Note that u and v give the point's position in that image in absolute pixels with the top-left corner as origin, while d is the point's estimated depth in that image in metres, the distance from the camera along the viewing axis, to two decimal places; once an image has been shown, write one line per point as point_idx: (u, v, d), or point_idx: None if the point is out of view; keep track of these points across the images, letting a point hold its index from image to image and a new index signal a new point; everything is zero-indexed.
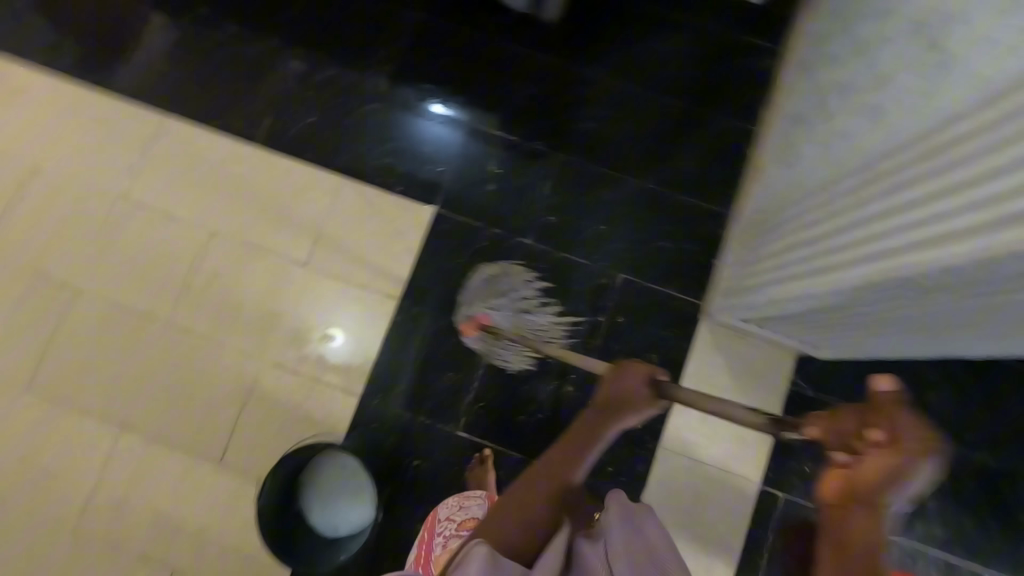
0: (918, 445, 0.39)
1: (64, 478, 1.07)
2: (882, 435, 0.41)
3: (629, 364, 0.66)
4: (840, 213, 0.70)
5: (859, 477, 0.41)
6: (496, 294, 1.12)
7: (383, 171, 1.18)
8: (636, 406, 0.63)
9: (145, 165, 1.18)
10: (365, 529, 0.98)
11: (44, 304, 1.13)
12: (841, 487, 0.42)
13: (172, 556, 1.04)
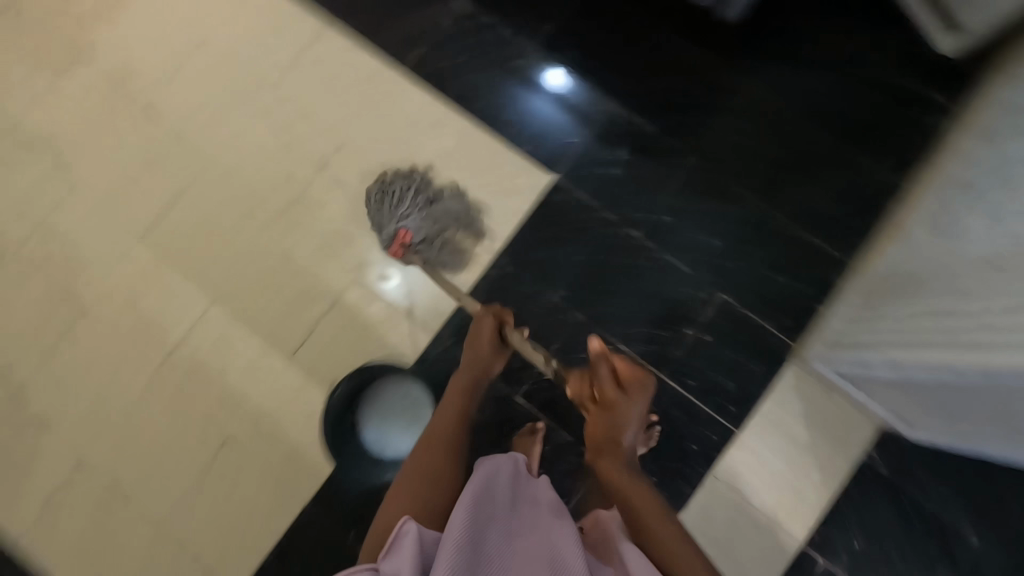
0: (625, 398, 0.80)
1: (155, 328, 1.15)
2: (607, 399, 0.80)
3: (479, 318, 0.94)
4: (986, 294, 0.67)
5: (609, 417, 0.80)
6: (398, 202, 1.02)
7: (512, 127, 1.19)
8: (493, 356, 0.93)
9: (298, 64, 1.22)
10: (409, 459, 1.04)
11: (176, 167, 1.21)
12: (600, 421, 0.81)
13: (227, 426, 1.11)
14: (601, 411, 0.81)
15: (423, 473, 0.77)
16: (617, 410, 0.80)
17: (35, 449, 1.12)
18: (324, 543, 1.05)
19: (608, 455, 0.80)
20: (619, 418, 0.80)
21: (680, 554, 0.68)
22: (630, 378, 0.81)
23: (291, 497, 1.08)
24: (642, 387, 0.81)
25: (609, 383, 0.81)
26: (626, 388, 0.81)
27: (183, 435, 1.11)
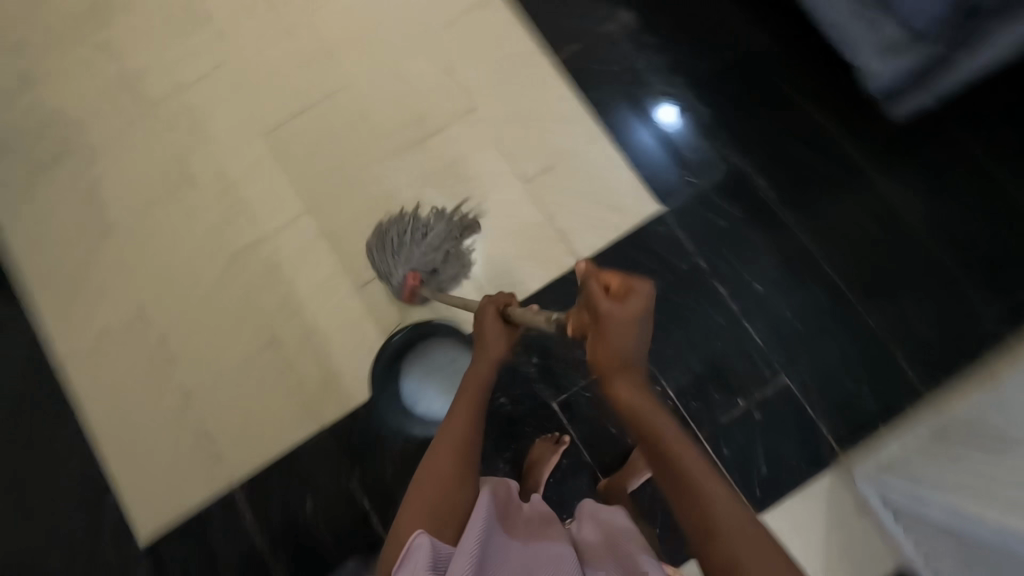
0: (633, 311, 0.63)
1: (248, 217, 1.20)
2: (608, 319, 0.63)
3: (485, 303, 0.84)
4: None
5: (610, 338, 0.64)
6: (394, 252, 1.10)
7: (637, 148, 1.19)
8: (502, 343, 0.81)
9: (460, 21, 1.26)
10: (433, 424, 1.07)
11: (318, 77, 1.26)
12: (601, 347, 0.65)
13: (280, 330, 1.15)
14: (597, 331, 0.65)
15: (439, 479, 0.65)
16: (617, 327, 0.63)
17: (109, 288, 1.20)
18: (329, 469, 1.09)
19: (629, 396, 0.65)
20: (620, 338, 0.63)
21: (724, 503, 0.57)
22: (625, 291, 0.64)
23: (314, 416, 1.11)
24: (642, 298, 0.63)
25: (601, 298, 0.64)
26: (621, 298, 0.64)
27: (238, 324, 1.16)
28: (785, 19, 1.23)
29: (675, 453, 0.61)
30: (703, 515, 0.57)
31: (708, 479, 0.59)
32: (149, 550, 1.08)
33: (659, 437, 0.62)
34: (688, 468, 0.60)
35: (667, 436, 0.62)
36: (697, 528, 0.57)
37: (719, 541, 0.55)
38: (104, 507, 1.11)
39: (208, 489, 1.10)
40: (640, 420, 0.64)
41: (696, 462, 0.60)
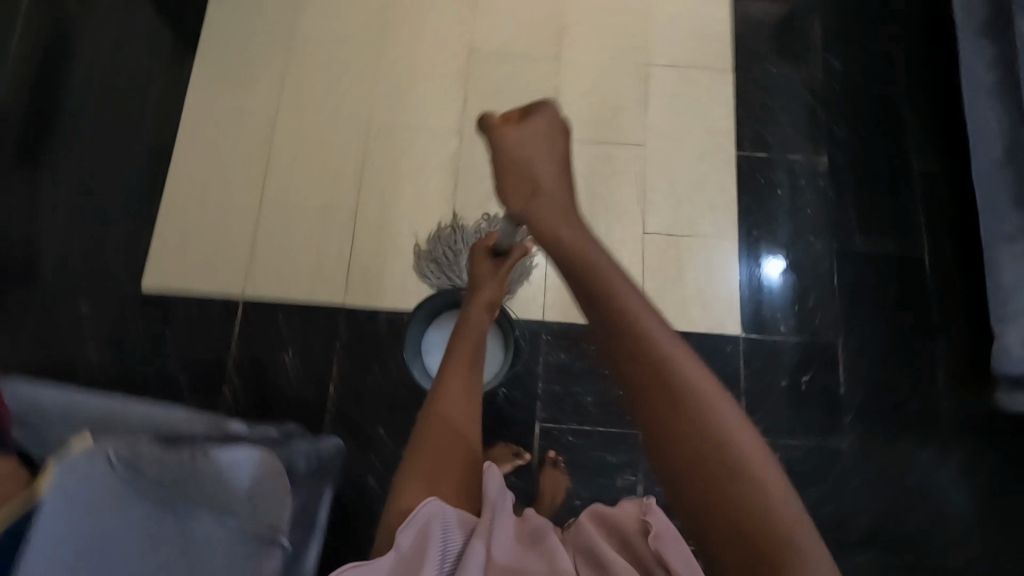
0: (528, 131, 0.59)
1: (403, 98, 1.24)
2: (503, 150, 0.59)
3: (473, 257, 0.88)
4: None
5: (511, 166, 0.59)
6: (446, 268, 1.13)
7: (761, 274, 1.18)
8: (498, 280, 0.85)
9: (681, 68, 1.28)
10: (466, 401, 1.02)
11: (537, 30, 1.29)
12: (506, 185, 0.59)
13: (366, 206, 1.19)
14: (498, 161, 0.60)
15: (442, 440, 0.63)
16: (515, 151, 0.59)
17: (259, 78, 1.26)
18: (323, 342, 1.11)
19: (546, 221, 0.56)
20: (523, 159, 0.59)
21: (682, 354, 0.48)
22: (518, 116, 0.61)
23: (343, 293, 1.14)
24: (537, 118, 0.60)
25: (501, 129, 0.60)
26: (519, 123, 0.60)
27: (338, 177, 1.20)
28: (964, 255, 1.18)
29: (602, 285, 0.51)
30: (665, 382, 0.47)
31: (651, 318, 0.50)
32: (143, 301, 1.13)
33: (574, 250, 0.53)
34: (628, 307, 0.50)
35: (585, 248, 0.53)
36: (659, 398, 0.47)
37: (690, 410, 0.46)
38: (136, 243, 1.17)
39: (221, 288, 1.14)
40: (556, 244, 0.55)
41: (633, 293, 0.51)
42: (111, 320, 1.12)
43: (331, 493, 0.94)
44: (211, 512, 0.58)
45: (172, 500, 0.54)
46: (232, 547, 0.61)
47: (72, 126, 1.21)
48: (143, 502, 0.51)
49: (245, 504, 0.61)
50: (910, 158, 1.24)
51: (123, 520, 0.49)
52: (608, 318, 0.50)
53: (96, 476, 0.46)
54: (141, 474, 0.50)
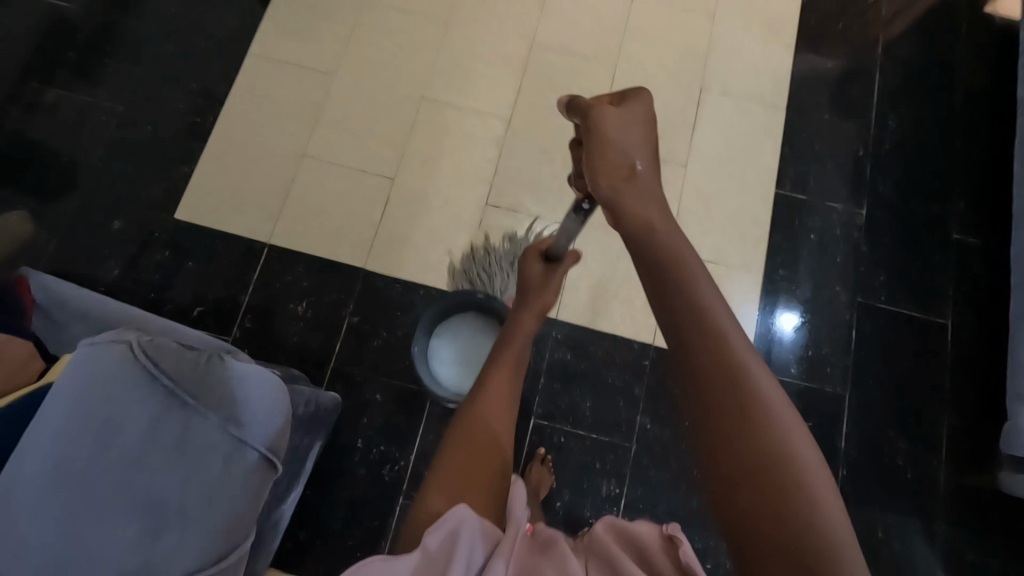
0: (625, 114, 0.53)
1: (458, 79, 1.26)
2: (592, 131, 0.53)
3: (524, 258, 0.87)
4: None
5: (605, 146, 0.52)
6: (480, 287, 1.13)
7: (774, 325, 1.17)
8: (550, 286, 0.84)
9: (735, 97, 1.29)
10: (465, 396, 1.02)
11: (600, 35, 1.30)
12: (596, 167, 0.53)
13: (403, 176, 1.20)
14: (592, 139, 0.53)
15: (475, 441, 0.61)
16: (612, 131, 0.53)
17: (324, 34, 1.27)
18: (337, 299, 1.13)
19: (640, 213, 0.50)
20: (620, 140, 0.52)
21: (754, 360, 0.43)
22: (616, 98, 0.55)
23: (366, 255, 1.15)
24: (636, 100, 0.54)
25: (597, 109, 0.54)
26: (618, 105, 0.54)
27: (381, 143, 1.22)
28: (988, 331, 1.17)
29: (682, 279, 0.46)
30: (730, 384, 0.42)
31: (726, 317, 0.45)
32: (172, 227, 1.15)
33: (662, 247, 0.48)
34: (706, 303, 0.45)
35: (668, 243, 0.48)
36: (721, 399, 0.42)
37: (753, 420, 0.41)
38: (175, 170, 1.19)
39: (249, 229, 1.16)
40: (645, 238, 0.49)
41: (711, 290, 0.46)
42: (139, 239, 1.14)
43: (321, 442, 0.94)
44: (218, 415, 0.62)
45: (179, 395, 0.61)
46: (241, 459, 0.62)
47: (137, 49, 1.25)
48: (151, 390, 0.60)
49: (250, 415, 0.63)
50: (950, 226, 1.22)
51: (137, 400, 0.59)
52: (680, 311, 0.45)
53: (110, 356, 0.59)
54: (150, 363, 0.60)
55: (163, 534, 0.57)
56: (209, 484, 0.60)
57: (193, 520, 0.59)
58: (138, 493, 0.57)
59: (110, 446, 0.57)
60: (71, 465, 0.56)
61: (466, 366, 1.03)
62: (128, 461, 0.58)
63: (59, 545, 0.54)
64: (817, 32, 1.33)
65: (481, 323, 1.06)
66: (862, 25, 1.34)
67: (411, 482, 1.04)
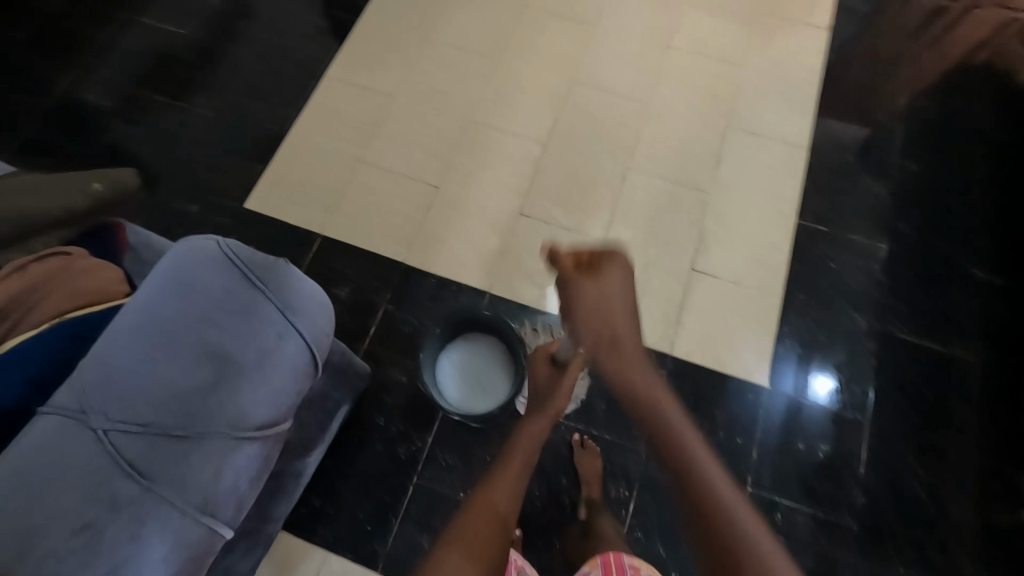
0: (604, 277, 0.61)
1: (503, 107, 1.40)
2: (572, 293, 0.62)
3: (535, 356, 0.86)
4: None
5: (591, 315, 0.60)
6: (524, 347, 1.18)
7: (807, 388, 1.16)
8: (562, 386, 0.80)
9: (758, 137, 1.38)
10: (437, 394, 1.05)
11: (634, 77, 1.44)
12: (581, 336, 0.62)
13: (446, 186, 1.32)
14: (575, 307, 0.62)
15: (483, 523, 0.61)
16: (593, 299, 0.60)
17: (388, 63, 1.46)
18: (376, 287, 1.22)
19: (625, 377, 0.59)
20: (599, 311, 0.60)
21: (745, 514, 0.48)
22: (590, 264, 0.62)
23: (406, 253, 1.26)
24: (610, 262, 0.62)
25: (571, 278, 0.62)
26: (593, 271, 0.62)
27: (430, 158, 1.35)
28: (1012, 371, 1.16)
29: (674, 434, 0.53)
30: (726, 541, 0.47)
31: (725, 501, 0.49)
32: (240, 216, 1.30)
33: (649, 409, 0.55)
34: (699, 466, 0.51)
35: (666, 422, 0.54)
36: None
37: None
38: (248, 169, 1.35)
39: (306, 221, 1.29)
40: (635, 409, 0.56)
41: (702, 445, 0.52)
42: (211, 225, 1.29)
43: (349, 407, 0.99)
44: (278, 301, 0.66)
45: (250, 278, 0.66)
46: (292, 344, 0.66)
47: (232, 68, 1.46)
48: (226, 271, 0.66)
49: (303, 308, 0.67)
50: (970, 266, 1.24)
51: (216, 276, 0.65)
52: (678, 470, 0.51)
53: (202, 243, 0.67)
54: (231, 251, 0.67)
55: (220, 391, 0.61)
56: (264, 357, 0.64)
57: (246, 387, 0.63)
58: (205, 352, 0.62)
59: (186, 306, 0.63)
60: (154, 319, 0.62)
61: (466, 385, 1.07)
62: (198, 322, 0.62)
63: (135, 382, 0.59)
64: (839, 83, 1.43)
65: (500, 359, 1.08)
66: (883, 78, 1.43)
67: (425, 463, 1.08)
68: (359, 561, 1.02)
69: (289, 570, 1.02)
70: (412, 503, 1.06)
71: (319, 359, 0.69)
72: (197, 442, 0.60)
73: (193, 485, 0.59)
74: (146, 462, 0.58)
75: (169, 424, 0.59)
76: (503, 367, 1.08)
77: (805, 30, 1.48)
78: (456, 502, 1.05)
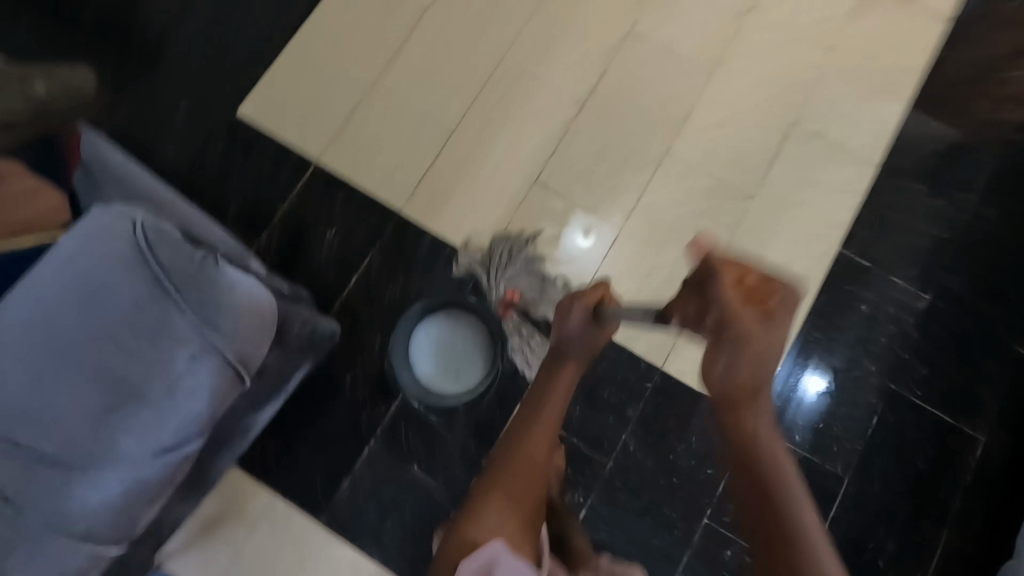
0: (772, 312, 0.65)
1: (545, 48, 1.21)
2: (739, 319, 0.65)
3: (566, 304, 0.83)
4: None
5: (747, 345, 0.64)
6: (503, 268, 1.12)
7: (798, 387, 1.11)
8: (594, 341, 0.81)
9: (825, 142, 1.19)
10: (405, 374, 0.99)
11: (702, 40, 1.22)
12: (721, 354, 0.66)
13: (461, 132, 1.18)
14: (734, 333, 0.65)
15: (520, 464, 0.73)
16: (756, 336, 0.64)
17: None
18: (365, 236, 1.13)
19: (743, 406, 0.64)
20: (751, 358, 0.64)
21: (825, 548, 0.55)
22: (758, 306, 0.66)
23: (405, 201, 1.15)
24: (776, 299, 0.66)
25: (742, 311, 0.65)
26: (761, 305, 0.66)
27: (451, 96, 1.19)
28: (1018, 458, 1.07)
29: (770, 462, 0.60)
30: (796, 563, 0.54)
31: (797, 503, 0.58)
32: (231, 124, 1.17)
33: (757, 441, 0.61)
34: (789, 492, 0.58)
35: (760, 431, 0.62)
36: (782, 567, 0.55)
37: None
38: (246, 70, 1.20)
39: (302, 144, 1.17)
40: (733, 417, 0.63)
41: (795, 479, 0.59)
42: (199, 127, 1.17)
43: (309, 369, 0.92)
44: (194, 317, 0.64)
45: (165, 285, 0.64)
46: (211, 362, 0.64)
47: None
48: (142, 277, 0.64)
49: (225, 323, 0.64)
50: (1013, 340, 1.12)
51: (128, 282, 0.63)
52: (770, 494, 0.58)
53: (117, 236, 0.64)
54: (147, 251, 0.64)
55: (125, 412, 0.62)
56: (173, 379, 0.63)
57: (152, 410, 0.62)
58: (110, 369, 0.62)
59: (96, 315, 0.62)
60: (63, 325, 0.62)
61: (439, 362, 1.01)
62: (105, 335, 0.62)
63: (40, 389, 0.61)
64: (939, 93, 1.21)
65: (477, 343, 1.02)
66: (991, 98, 1.21)
67: (385, 430, 1.05)
68: (304, 511, 1.03)
69: (235, 505, 1.03)
70: (364, 466, 1.04)
71: (246, 372, 0.66)
72: (96, 463, 0.61)
73: (89, 503, 0.61)
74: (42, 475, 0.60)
75: (63, 443, 0.61)
76: (479, 352, 1.01)
77: (919, 18, 1.24)
78: (409, 475, 1.04)
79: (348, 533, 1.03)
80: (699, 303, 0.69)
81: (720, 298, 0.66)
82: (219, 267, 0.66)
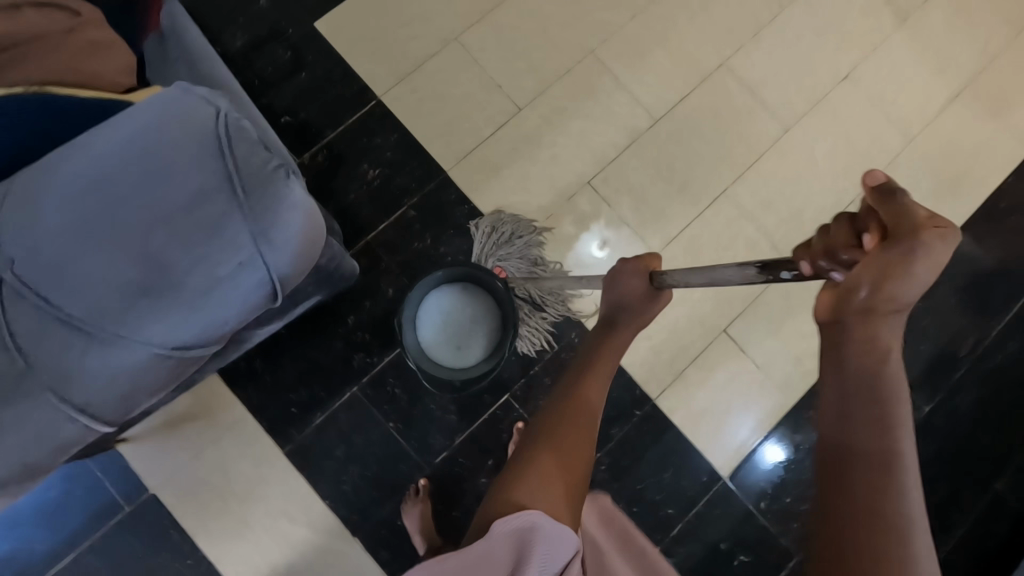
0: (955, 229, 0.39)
1: (635, 54, 1.18)
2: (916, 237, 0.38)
3: (625, 267, 0.75)
4: None
5: (914, 271, 0.39)
6: (495, 246, 1.10)
7: (758, 449, 1.10)
8: (653, 307, 0.74)
9: None
10: (406, 334, 0.98)
11: (791, 94, 1.20)
12: (869, 280, 0.40)
13: (530, 111, 1.15)
14: (902, 261, 0.39)
15: (573, 413, 0.68)
16: (930, 265, 0.39)
17: None
18: (407, 185, 1.11)
19: (877, 327, 0.42)
20: (916, 278, 0.39)
21: (916, 508, 0.41)
22: (935, 215, 0.39)
23: (454, 162, 1.12)
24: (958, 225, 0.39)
25: (923, 231, 0.38)
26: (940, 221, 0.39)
27: (531, 72, 1.16)
28: None
29: (874, 384, 0.43)
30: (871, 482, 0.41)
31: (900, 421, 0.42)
32: (306, 33, 1.14)
33: (882, 375, 0.42)
34: (894, 456, 0.41)
35: (885, 354, 0.43)
36: (849, 498, 0.41)
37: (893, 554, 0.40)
38: None
39: (370, 74, 1.14)
40: (855, 350, 0.43)
41: (913, 443, 0.42)
42: (272, 25, 1.13)
43: (317, 299, 0.92)
44: (251, 223, 0.62)
45: (232, 180, 0.62)
46: (252, 275, 0.63)
47: None
48: (212, 169, 0.62)
49: (279, 236, 0.63)
50: (996, 474, 1.13)
51: (196, 168, 0.62)
52: (856, 453, 0.42)
53: (202, 120, 0.63)
54: (226, 145, 0.63)
55: (154, 298, 0.60)
56: (212, 279, 0.61)
57: (181, 304, 0.61)
58: (153, 250, 0.60)
59: (156, 191, 0.61)
60: (121, 193, 0.60)
61: (443, 331, 1.00)
62: (155, 216, 0.61)
63: (79, 250, 0.60)
64: (999, 216, 1.20)
65: (488, 323, 1.00)
66: None
67: (371, 379, 1.04)
68: (271, 435, 1.02)
69: (206, 409, 1.02)
70: (342, 408, 1.04)
71: (281, 291, 0.67)
72: (113, 339, 0.60)
73: (94, 379, 0.60)
74: (52, 336, 0.59)
75: (86, 308, 0.59)
76: (487, 332, 1.00)
77: (1003, 139, 1.22)
78: (382, 430, 1.03)
79: (307, 468, 1.02)
80: (841, 225, 0.42)
81: (897, 200, 0.40)
82: (289, 181, 0.64)
